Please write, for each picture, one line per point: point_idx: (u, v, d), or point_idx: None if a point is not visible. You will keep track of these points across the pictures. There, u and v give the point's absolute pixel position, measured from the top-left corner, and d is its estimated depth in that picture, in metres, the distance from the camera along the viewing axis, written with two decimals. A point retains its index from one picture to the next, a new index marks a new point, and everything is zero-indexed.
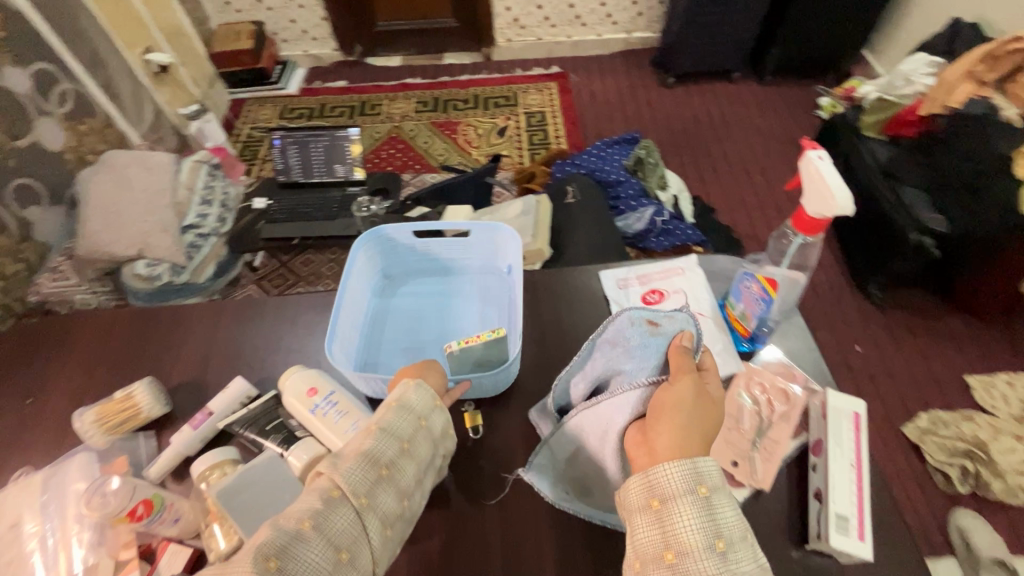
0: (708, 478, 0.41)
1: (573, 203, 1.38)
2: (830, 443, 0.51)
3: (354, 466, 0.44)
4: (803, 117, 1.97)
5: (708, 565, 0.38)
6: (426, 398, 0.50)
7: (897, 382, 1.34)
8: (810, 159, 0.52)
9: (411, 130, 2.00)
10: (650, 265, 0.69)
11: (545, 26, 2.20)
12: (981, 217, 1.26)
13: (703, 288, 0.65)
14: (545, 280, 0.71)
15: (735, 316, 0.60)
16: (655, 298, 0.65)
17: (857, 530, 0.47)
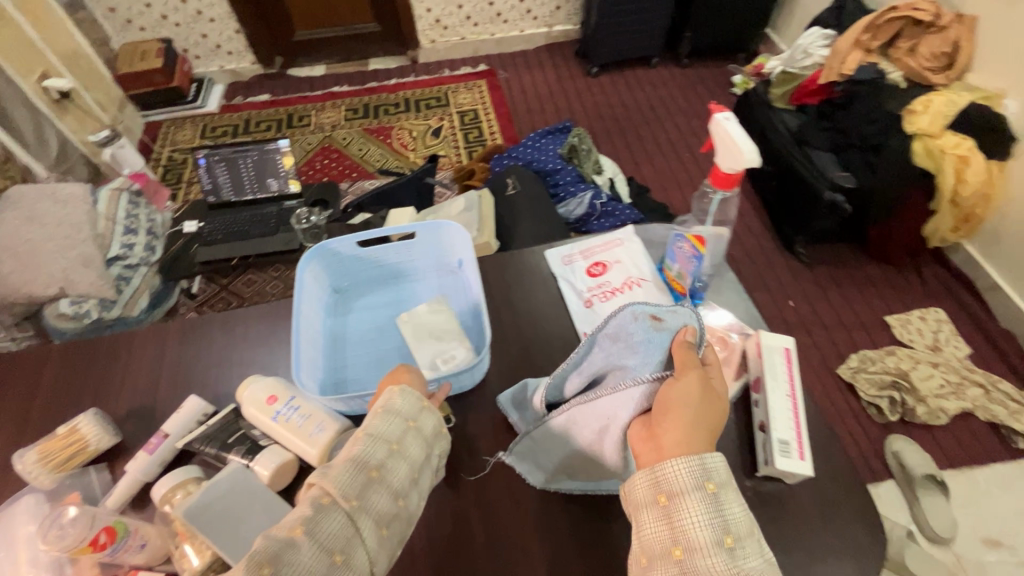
0: (715, 475, 0.41)
1: (514, 194, 1.41)
2: (768, 379, 0.56)
3: (343, 472, 0.45)
4: (719, 94, 2.09)
5: (717, 560, 0.38)
6: (413, 397, 0.51)
7: (828, 329, 1.46)
8: (719, 125, 0.57)
9: (344, 139, 1.97)
10: (591, 239, 0.72)
11: (468, 25, 2.22)
12: (882, 171, 1.38)
13: (642, 256, 0.69)
14: (494, 267, 0.72)
15: (673, 277, 0.64)
16: (599, 270, 0.68)
17: (797, 450, 0.52)
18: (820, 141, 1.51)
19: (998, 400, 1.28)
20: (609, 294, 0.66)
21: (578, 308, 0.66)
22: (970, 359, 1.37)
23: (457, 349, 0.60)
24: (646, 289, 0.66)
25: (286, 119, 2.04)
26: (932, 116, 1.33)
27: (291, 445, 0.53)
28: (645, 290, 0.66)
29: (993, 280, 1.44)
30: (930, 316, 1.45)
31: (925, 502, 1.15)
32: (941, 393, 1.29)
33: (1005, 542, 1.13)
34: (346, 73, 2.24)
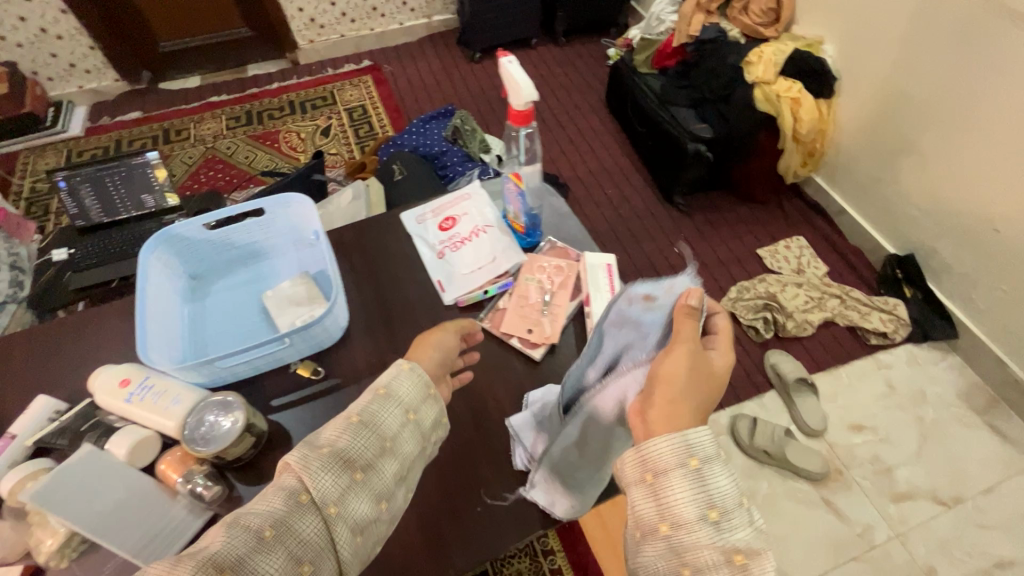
0: (701, 449, 0.43)
1: (402, 178, 1.40)
2: (592, 292, 0.70)
3: (326, 471, 0.44)
4: (597, 68, 2.20)
5: (701, 533, 0.41)
6: (416, 386, 0.52)
7: (710, 268, 1.60)
8: (502, 66, 0.67)
9: (228, 148, 1.91)
10: (442, 198, 0.80)
11: (344, 22, 2.20)
12: (733, 120, 1.53)
13: (486, 205, 0.78)
14: (354, 239, 0.77)
15: (511, 219, 0.77)
16: (450, 224, 0.77)
17: None
18: (680, 99, 1.64)
19: (852, 306, 1.47)
20: (459, 244, 0.75)
21: (432, 260, 0.75)
22: (829, 276, 1.56)
23: (314, 310, 0.64)
24: (490, 234, 0.75)
25: (163, 135, 1.95)
26: (765, 65, 1.49)
27: (150, 422, 0.54)
28: (489, 235, 0.75)
29: (840, 204, 1.63)
30: (794, 244, 1.62)
31: (800, 403, 1.31)
32: (805, 308, 1.47)
33: (868, 425, 1.31)
34: (224, 81, 2.16)
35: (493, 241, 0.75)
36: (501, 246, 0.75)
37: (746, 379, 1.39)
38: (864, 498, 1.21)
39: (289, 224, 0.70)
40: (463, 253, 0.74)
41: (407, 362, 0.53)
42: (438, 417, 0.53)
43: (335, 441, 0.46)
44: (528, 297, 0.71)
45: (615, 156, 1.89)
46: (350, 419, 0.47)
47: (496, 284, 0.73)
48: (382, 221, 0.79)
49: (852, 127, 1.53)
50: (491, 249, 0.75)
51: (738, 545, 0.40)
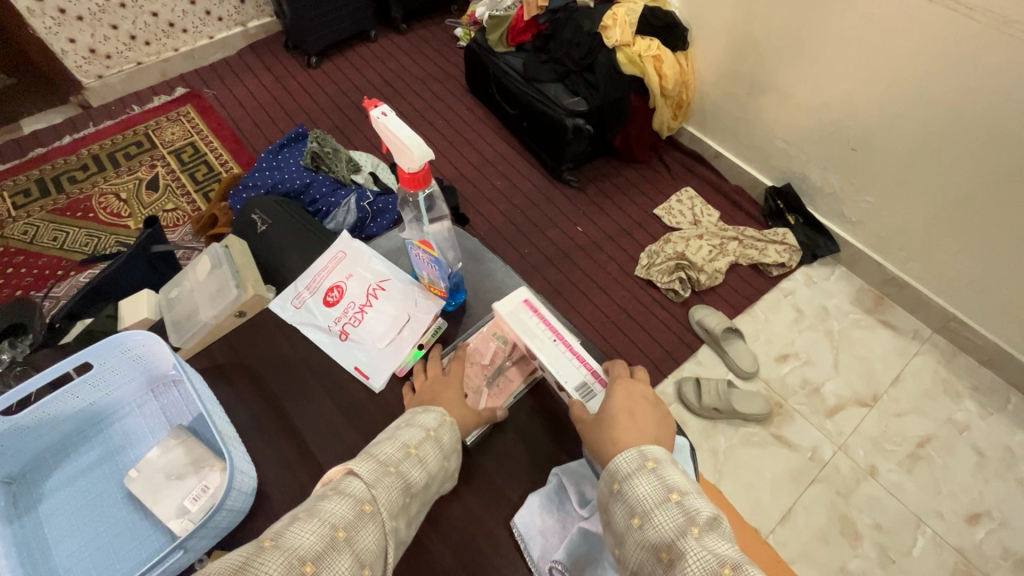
0: (620, 468, 0.51)
1: (266, 229, 1.17)
2: (533, 342, 0.64)
3: (389, 487, 0.47)
4: (449, 52, 2.05)
5: (633, 542, 0.48)
6: (452, 435, 0.55)
7: (616, 239, 1.59)
8: (376, 121, 0.57)
9: (24, 233, 1.51)
10: (314, 268, 0.71)
11: (138, 47, 1.81)
12: (604, 89, 1.48)
13: (371, 257, 0.72)
14: (253, 360, 0.66)
15: (427, 283, 0.69)
16: (335, 295, 0.69)
17: (596, 383, 0.62)
18: (545, 74, 1.56)
19: (750, 245, 1.54)
20: (357, 313, 0.68)
21: (335, 343, 0.67)
22: (722, 220, 1.62)
23: (210, 479, 0.54)
24: (390, 288, 0.70)
25: None
26: (621, 27, 1.47)
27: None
28: (389, 290, 0.69)
29: (715, 149, 1.69)
30: (685, 196, 1.65)
31: (730, 351, 1.36)
32: (711, 257, 1.51)
33: (791, 352, 1.40)
34: None
35: (397, 294, 0.69)
36: (409, 298, 0.69)
37: (678, 342, 1.41)
38: (805, 422, 1.30)
39: (128, 372, 0.60)
40: (368, 323, 0.68)
41: (445, 412, 0.56)
42: (451, 472, 0.55)
43: (399, 460, 0.49)
44: (482, 356, 0.67)
45: (494, 145, 1.79)
46: (407, 446, 0.51)
47: (429, 334, 0.68)
48: (268, 331, 0.68)
49: (712, 73, 1.56)
50: (399, 304, 0.69)
51: (659, 540, 0.46)
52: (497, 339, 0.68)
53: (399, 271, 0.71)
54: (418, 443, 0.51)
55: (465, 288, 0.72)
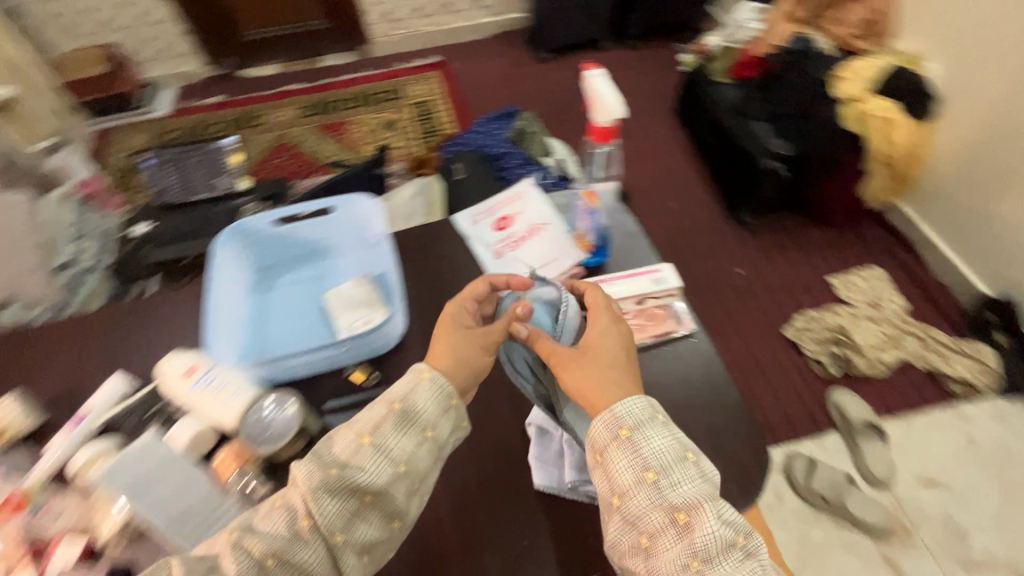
0: (630, 417, 0.48)
1: (462, 178, 1.38)
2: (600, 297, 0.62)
3: (330, 499, 0.46)
4: (666, 73, 2.13)
5: (644, 497, 0.46)
6: (437, 398, 0.51)
7: (774, 293, 1.51)
8: None
9: (299, 136, 1.97)
10: (493, 198, 0.76)
11: (418, 17, 2.23)
12: (814, 136, 1.42)
13: (542, 202, 0.74)
14: (420, 241, 0.74)
15: (578, 235, 0.69)
16: (505, 223, 0.73)
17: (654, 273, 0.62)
18: (757, 112, 1.54)
19: (933, 348, 1.35)
20: (517, 243, 0.71)
21: (489, 259, 0.70)
22: (907, 312, 1.43)
23: (373, 316, 0.64)
24: (549, 232, 0.71)
25: (239, 120, 2.03)
26: (856, 81, 1.40)
27: (80, 502, 0.51)
28: (548, 233, 0.71)
29: (927, 235, 1.50)
30: (870, 274, 1.50)
31: (865, 448, 1.22)
32: (879, 344, 1.36)
33: (940, 479, 1.20)
34: (300, 71, 2.23)
35: (556, 239, 0.70)
36: (562, 245, 0.70)
37: (805, 415, 1.30)
38: (930, 560, 1.11)
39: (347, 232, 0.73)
40: (525, 252, 0.70)
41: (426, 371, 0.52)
42: (458, 423, 0.53)
43: (344, 462, 0.47)
44: None
45: (681, 168, 1.82)
46: (360, 440, 0.48)
47: (566, 275, 0.68)
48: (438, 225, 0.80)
49: (949, 152, 1.40)
50: (553, 247, 0.71)
51: (679, 501, 0.45)
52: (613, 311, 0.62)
53: (560, 220, 0.73)
54: (372, 434, 0.48)
55: (610, 247, 0.70)
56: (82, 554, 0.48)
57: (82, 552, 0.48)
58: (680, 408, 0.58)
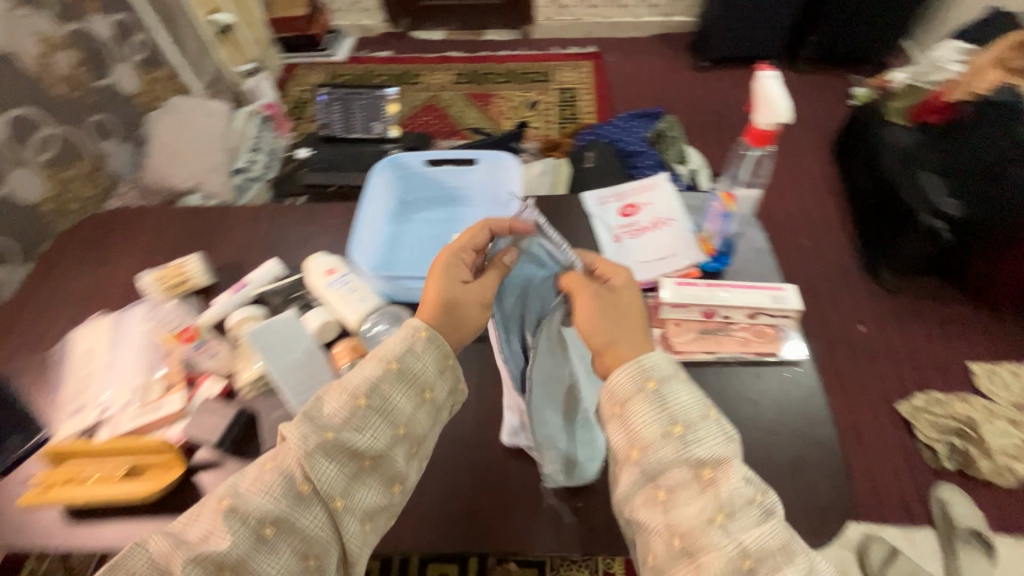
0: (656, 369, 0.44)
1: (590, 166, 1.40)
2: (716, 300, 0.59)
3: (328, 461, 0.43)
4: (833, 105, 1.96)
5: (668, 451, 0.40)
6: (432, 356, 0.48)
7: (897, 363, 1.35)
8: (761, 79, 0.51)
9: (448, 99, 2.10)
10: (626, 184, 0.76)
11: (584, 6, 2.26)
12: (996, 203, 1.23)
13: (672, 198, 0.73)
14: (545, 207, 0.76)
15: (704, 237, 0.67)
16: (631, 210, 0.73)
17: (778, 291, 0.58)
18: (933, 162, 1.36)
19: None
20: (638, 232, 0.71)
21: (607, 242, 0.71)
22: None
23: None
24: (673, 228, 0.70)
25: (400, 76, 2.21)
26: None
27: (227, 351, 0.61)
28: (672, 229, 0.70)
29: None
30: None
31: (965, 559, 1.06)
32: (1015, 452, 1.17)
33: None
34: (463, 41, 2.37)
35: (677, 236, 0.69)
36: (682, 242, 0.68)
37: (899, 502, 1.16)
38: None
39: (486, 183, 0.77)
40: (642, 242, 0.69)
41: (422, 327, 0.48)
42: (456, 386, 0.50)
43: (340, 424, 0.43)
44: None
45: (823, 207, 1.68)
46: (354, 399, 0.44)
47: (681, 273, 0.66)
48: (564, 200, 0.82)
49: None
50: (672, 243, 0.69)
51: (707, 457, 0.40)
52: (722, 316, 0.60)
53: (689, 218, 0.71)
54: (369, 392, 0.45)
55: (733, 257, 0.68)
56: (222, 391, 0.59)
57: (222, 390, 0.59)
58: (767, 433, 0.56)
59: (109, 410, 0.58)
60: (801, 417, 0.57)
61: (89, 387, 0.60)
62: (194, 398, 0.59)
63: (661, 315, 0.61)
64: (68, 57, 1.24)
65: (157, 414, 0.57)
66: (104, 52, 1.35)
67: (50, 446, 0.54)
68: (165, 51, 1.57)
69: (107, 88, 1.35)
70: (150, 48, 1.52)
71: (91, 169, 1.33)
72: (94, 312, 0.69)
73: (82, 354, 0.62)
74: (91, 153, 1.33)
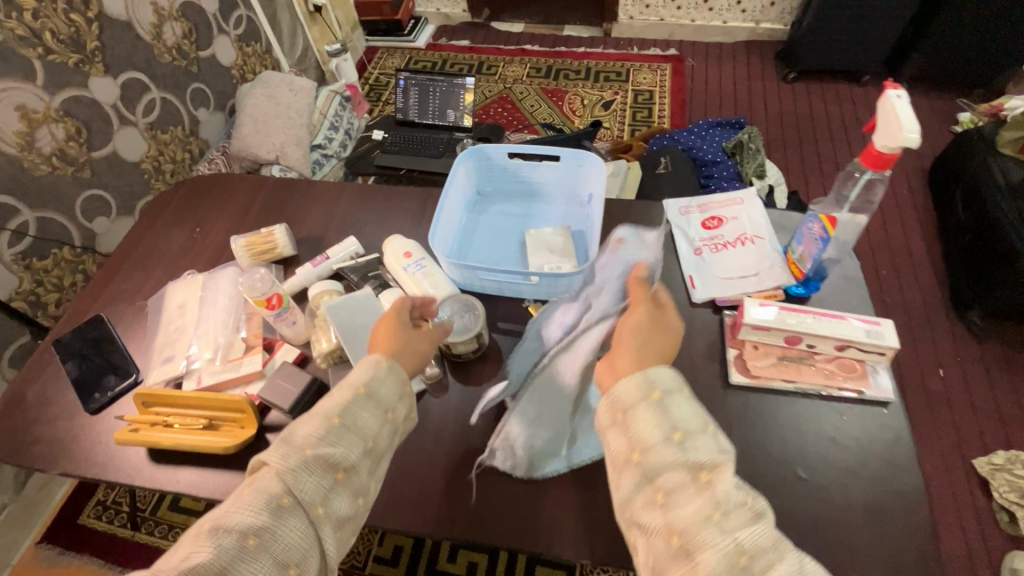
0: (661, 381, 0.41)
1: (663, 173, 1.36)
2: (800, 327, 0.56)
3: (305, 474, 0.41)
4: (933, 129, 1.82)
5: (667, 456, 0.38)
6: (392, 382, 0.48)
7: (978, 415, 1.24)
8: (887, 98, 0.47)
9: (521, 92, 2.10)
10: (712, 195, 0.73)
11: (670, 7, 2.20)
12: None
13: (761, 215, 0.70)
14: (624, 213, 0.75)
15: (793, 259, 0.63)
16: (715, 224, 0.70)
17: (872, 325, 0.55)
18: None
19: None
20: (720, 247, 0.68)
21: (687, 254, 0.68)
22: None
23: (563, 265, 0.67)
24: (759, 246, 0.66)
25: (477, 66, 2.23)
26: None
27: (305, 320, 0.64)
28: (758, 247, 0.66)
29: None
30: None
31: None
32: None
33: None
34: (541, 35, 2.36)
35: (763, 255, 0.66)
36: (769, 263, 0.65)
37: (965, 566, 1.07)
38: None
39: (567, 181, 0.76)
40: (724, 258, 0.67)
41: (381, 359, 0.48)
42: (410, 413, 0.50)
43: (318, 439, 0.43)
44: None
45: (910, 237, 1.56)
46: (329, 419, 0.44)
47: (765, 295, 0.63)
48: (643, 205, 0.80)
49: None
50: (757, 262, 0.65)
51: (705, 463, 0.37)
52: (806, 344, 0.57)
53: (777, 239, 0.67)
54: (343, 411, 0.45)
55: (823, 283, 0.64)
56: (297, 359, 0.62)
57: (297, 358, 0.62)
58: (843, 475, 0.52)
59: (196, 364, 0.61)
60: (884, 462, 0.53)
61: (177, 340, 0.64)
62: (271, 362, 0.62)
63: (739, 336, 0.59)
64: (176, 28, 1.29)
65: (238, 372, 0.60)
66: (210, 22, 1.40)
67: (139, 391, 0.58)
68: (262, 26, 1.63)
69: (208, 59, 1.41)
70: (250, 23, 1.57)
71: (188, 132, 1.36)
72: (187, 271, 0.73)
73: (174, 308, 0.66)
74: (188, 117, 1.35)
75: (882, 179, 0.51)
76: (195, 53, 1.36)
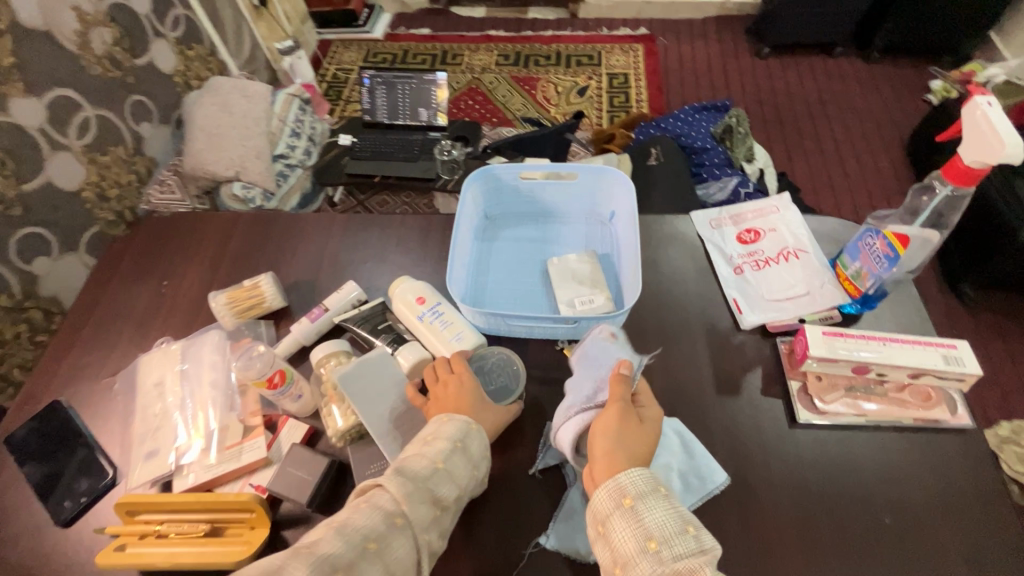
0: (633, 487, 0.41)
1: (656, 165, 1.30)
2: (874, 357, 0.50)
3: (417, 502, 0.41)
4: (907, 100, 1.82)
5: (642, 567, 0.37)
6: (481, 443, 0.47)
7: (980, 388, 1.25)
8: (976, 105, 0.42)
9: (491, 83, 1.99)
10: (742, 205, 0.68)
11: None
12: None
13: (800, 224, 0.65)
14: (651, 231, 0.68)
15: (848, 275, 0.58)
16: (751, 238, 0.65)
17: (948, 348, 0.51)
18: None
19: None
20: (761, 264, 0.63)
21: (727, 274, 0.63)
22: None
23: (596, 298, 0.60)
24: (804, 261, 0.62)
25: (440, 57, 2.10)
26: None
27: (312, 390, 0.55)
28: (803, 262, 0.62)
29: None
30: None
31: None
32: None
33: None
34: (505, 19, 2.24)
35: (810, 270, 0.61)
36: (818, 279, 0.60)
37: None
38: None
39: (587, 197, 0.69)
40: (769, 277, 0.62)
41: (472, 421, 0.47)
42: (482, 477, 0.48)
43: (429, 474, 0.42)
44: None
45: None
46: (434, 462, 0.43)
47: (818, 316, 0.58)
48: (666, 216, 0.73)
49: None
50: (804, 279, 0.61)
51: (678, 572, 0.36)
52: (876, 373, 0.51)
53: (821, 251, 0.63)
54: (445, 457, 0.44)
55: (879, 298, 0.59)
56: (305, 437, 0.54)
57: (306, 436, 0.54)
58: (934, 514, 0.48)
59: (187, 457, 0.52)
60: (974, 495, 0.49)
61: (161, 428, 0.54)
62: (275, 444, 0.53)
63: (802, 368, 0.54)
64: (105, 34, 1.12)
65: (240, 462, 0.51)
66: (143, 26, 1.23)
67: (122, 500, 0.47)
68: (202, 26, 1.46)
69: (146, 67, 1.24)
70: (188, 23, 1.40)
71: (131, 152, 1.19)
72: (159, 338, 0.63)
73: (150, 387, 0.56)
74: (129, 135, 1.19)
75: (965, 194, 0.46)
76: (130, 62, 1.19)
